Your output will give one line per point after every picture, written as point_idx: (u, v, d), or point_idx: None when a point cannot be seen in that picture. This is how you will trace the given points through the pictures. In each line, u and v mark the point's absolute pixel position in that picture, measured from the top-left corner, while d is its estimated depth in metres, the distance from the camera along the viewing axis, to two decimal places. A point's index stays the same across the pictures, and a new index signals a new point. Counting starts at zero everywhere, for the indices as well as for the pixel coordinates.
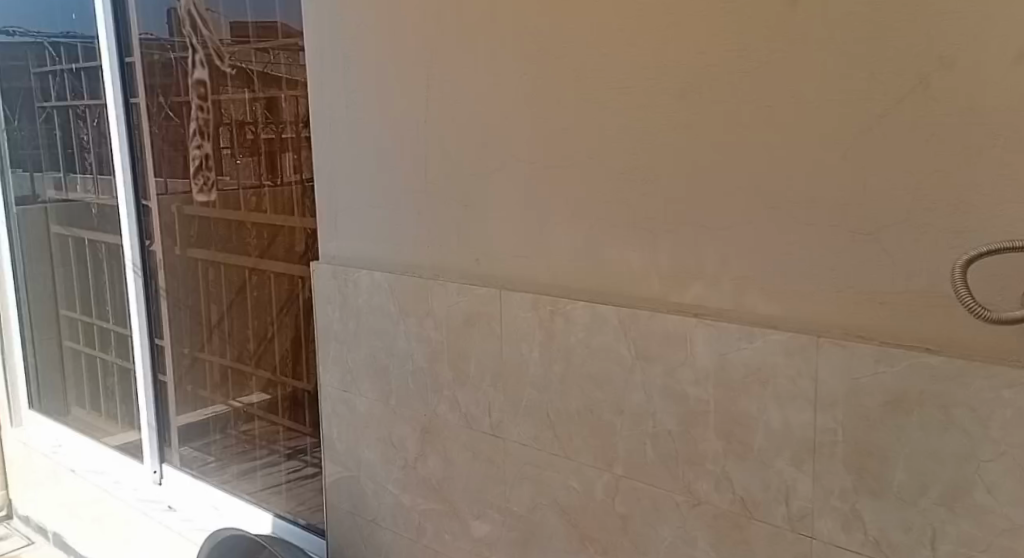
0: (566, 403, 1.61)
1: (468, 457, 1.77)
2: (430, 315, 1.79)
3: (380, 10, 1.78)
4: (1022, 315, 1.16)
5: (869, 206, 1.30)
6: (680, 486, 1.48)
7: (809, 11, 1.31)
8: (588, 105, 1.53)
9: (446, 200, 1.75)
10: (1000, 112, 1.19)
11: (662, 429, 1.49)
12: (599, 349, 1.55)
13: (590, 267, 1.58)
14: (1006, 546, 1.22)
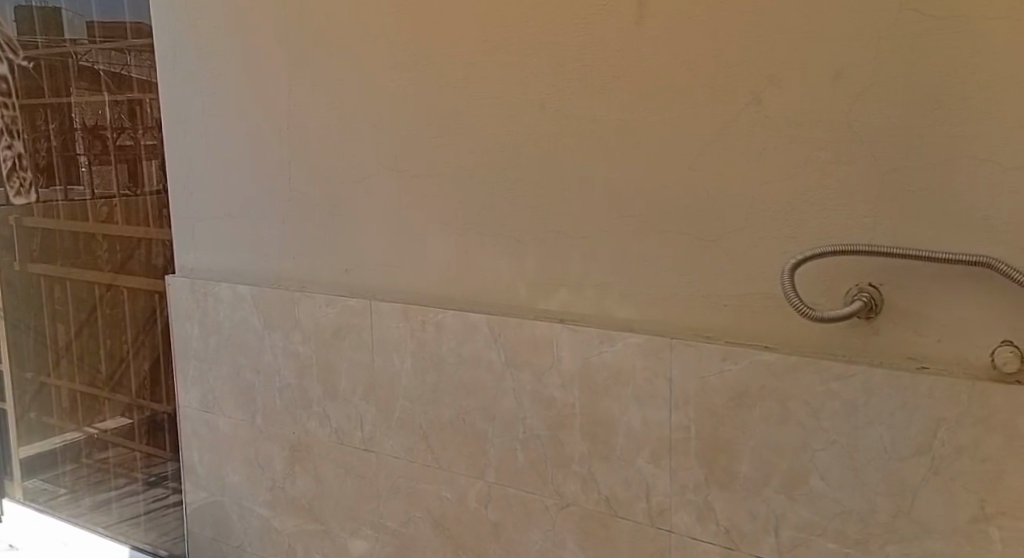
0: (437, 415, 1.65)
1: (341, 473, 1.80)
2: (297, 327, 1.82)
3: (232, 28, 1.82)
4: (844, 313, 1.26)
5: (713, 213, 1.36)
6: (550, 490, 1.53)
7: (654, 29, 1.37)
8: (454, 113, 1.56)
9: (313, 208, 1.77)
10: (822, 125, 1.27)
11: (531, 434, 1.54)
12: (470, 358, 1.59)
13: (459, 277, 1.61)
14: (839, 529, 1.31)
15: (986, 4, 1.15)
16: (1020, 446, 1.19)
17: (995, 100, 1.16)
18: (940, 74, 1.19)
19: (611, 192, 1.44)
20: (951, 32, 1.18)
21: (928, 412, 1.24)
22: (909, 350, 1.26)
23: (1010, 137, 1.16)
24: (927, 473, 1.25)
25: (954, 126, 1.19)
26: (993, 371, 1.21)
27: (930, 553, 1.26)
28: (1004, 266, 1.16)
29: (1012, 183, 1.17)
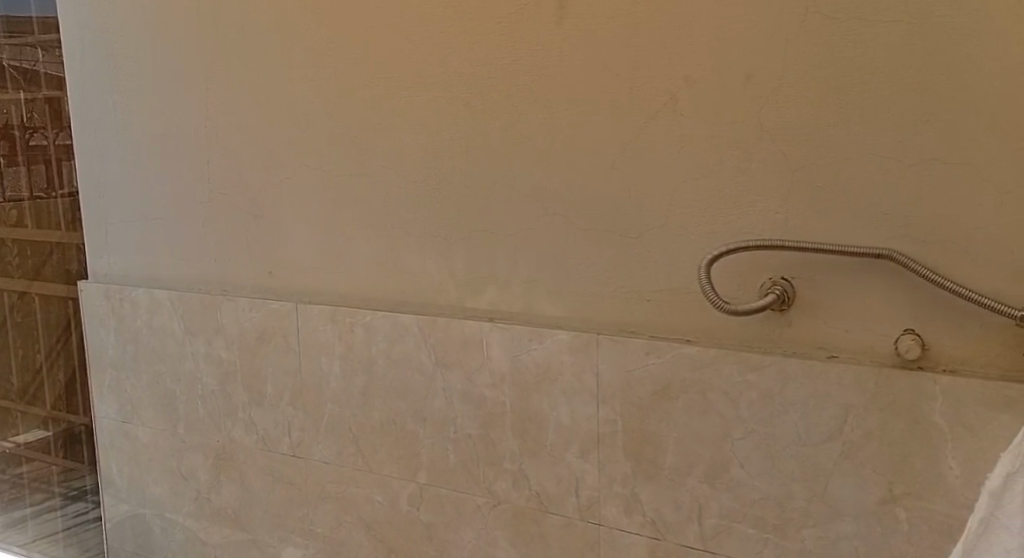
0: (367, 417, 1.63)
1: (269, 481, 1.77)
2: (219, 332, 1.77)
3: (141, 23, 1.76)
4: (754, 307, 1.30)
5: (636, 210, 1.39)
6: (482, 488, 1.54)
7: (574, 29, 1.38)
8: (377, 112, 1.55)
9: (233, 209, 1.73)
10: (737, 124, 1.31)
11: (462, 434, 1.54)
12: (399, 359, 1.58)
13: (387, 277, 1.59)
14: (759, 515, 1.36)
15: (885, 8, 1.21)
16: (923, 429, 1.25)
17: (895, 100, 1.22)
18: (846, 74, 1.24)
19: (538, 191, 1.45)
20: (855, 35, 1.23)
21: (840, 399, 1.29)
22: (820, 340, 1.31)
23: (909, 135, 1.22)
24: (839, 457, 1.30)
25: (859, 124, 1.24)
26: (898, 358, 1.26)
27: (843, 535, 1.31)
28: (906, 259, 1.22)
29: (912, 180, 1.23)
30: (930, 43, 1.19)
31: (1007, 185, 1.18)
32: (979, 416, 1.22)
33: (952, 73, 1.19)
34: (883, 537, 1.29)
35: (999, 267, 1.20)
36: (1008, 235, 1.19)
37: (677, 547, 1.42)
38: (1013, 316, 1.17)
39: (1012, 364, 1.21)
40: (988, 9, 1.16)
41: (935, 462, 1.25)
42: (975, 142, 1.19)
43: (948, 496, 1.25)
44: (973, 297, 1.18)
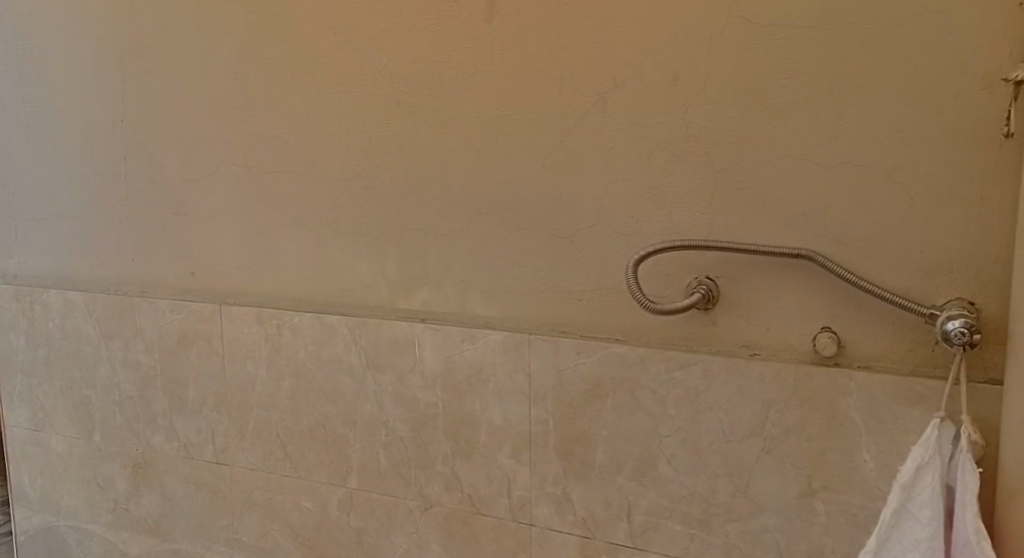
0: (295, 421, 1.60)
1: (192, 489, 1.71)
2: (138, 336, 1.70)
3: (51, 11, 1.68)
4: (679, 306, 1.31)
5: (566, 210, 1.39)
6: (413, 492, 1.52)
7: (504, 27, 1.37)
8: (304, 108, 1.51)
9: (152, 207, 1.66)
10: (663, 125, 1.32)
11: (394, 437, 1.52)
12: (328, 361, 1.55)
13: (316, 277, 1.56)
14: (686, 511, 1.37)
15: (804, 14, 1.23)
16: (840, 424, 1.28)
17: (812, 104, 1.25)
18: (766, 78, 1.26)
19: (469, 190, 1.43)
20: (775, 40, 1.25)
21: (761, 396, 1.31)
22: (743, 338, 1.33)
23: (825, 137, 1.25)
24: (760, 452, 1.32)
25: (778, 127, 1.27)
26: (816, 355, 1.29)
27: (766, 529, 1.34)
28: (823, 258, 1.25)
29: (829, 181, 1.26)
30: (845, 48, 1.22)
31: (917, 187, 1.22)
32: (891, 411, 1.25)
33: (866, 78, 1.22)
34: (803, 530, 1.32)
35: (910, 266, 1.24)
36: (918, 235, 1.23)
37: (608, 545, 1.42)
38: (921, 313, 1.22)
39: (921, 360, 1.24)
40: (899, 16, 1.20)
41: (850, 456, 1.28)
42: (886, 145, 1.23)
43: (862, 488, 1.28)
44: (884, 295, 1.22)
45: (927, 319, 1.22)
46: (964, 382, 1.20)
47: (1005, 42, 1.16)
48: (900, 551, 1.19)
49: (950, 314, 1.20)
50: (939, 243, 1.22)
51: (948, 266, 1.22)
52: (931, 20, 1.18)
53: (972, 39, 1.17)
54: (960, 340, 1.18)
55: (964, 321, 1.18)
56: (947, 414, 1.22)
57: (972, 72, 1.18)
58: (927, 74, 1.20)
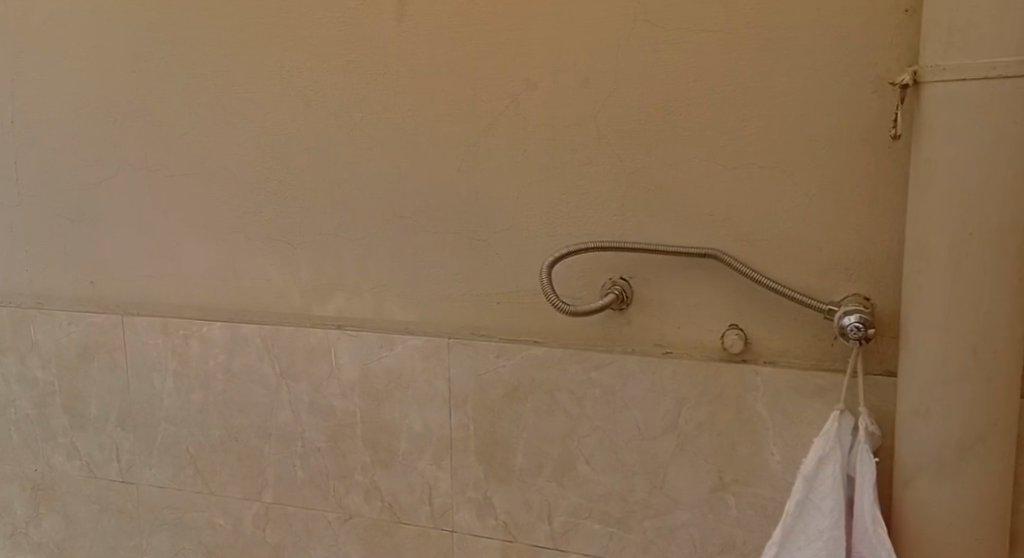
0: (206, 435, 1.55)
1: (96, 510, 1.65)
2: (33, 350, 1.63)
3: None
4: (595, 307, 1.31)
5: (482, 213, 1.38)
6: (332, 504, 1.50)
7: (415, 27, 1.36)
8: (209, 109, 1.47)
9: (46, 216, 1.59)
10: (574, 127, 1.33)
11: (310, 448, 1.50)
12: (240, 372, 1.51)
13: (224, 285, 1.52)
14: (605, 510, 1.38)
15: (707, 19, 1.26)
16: (748, 420, 1.31)
17: (715, 108, 1.27)
18: (672, 83, 1.28)
19: (383, 194, 1.41)
20: (679, 44, 1.27)
21: (674, 394, 1.33)
22: (655, 337, 1.35)
23: (729, 140, 1.28)
24: (675, 450, 1.34)
25: (685, 129, 1.29)
26: (724, 352, 1.32)
27: (681, 525, 1.35)
28: (728, 258, 1.27)
29: (734, 182, 1.28)
30: (745, 53, 1.25)
31: (815, 187, 1.25)
32: (795, 405, 1.29)
33: (766, 82, 1.25)
34: (716, 524, 1.34)
35: (809, 264, 1.27)
36: (816, 233, 1.26)
37: (528, 547, 1.42)
38: (820, 309, 1.24)
39: (823, 354, 1.28)
40: (797, 22, 1.23)
41: (758, 450, 1.31)
42: (786, 147, 1.26)
43: (771, 481, 1.31)
44: (787, 292, 1.25)
45: (826, 315, 1.25)
46: (861, 375, 1.23)
47: (895, 47, 1.20)
48: (803, 543, 1.21)
49: (846, 310, 1.23)
50: (835, 241, 1.26)
51: (843, 264, 1.26)
52: (827, 26, 1.22)
53: (865, 44, 1.21)
54: (856, 334, 1.21)
55: (859, 317, 1.21)
56: (846, 406, 1.26)
57: (863, 76, 1.21)
58: (823, 78, 1.23)
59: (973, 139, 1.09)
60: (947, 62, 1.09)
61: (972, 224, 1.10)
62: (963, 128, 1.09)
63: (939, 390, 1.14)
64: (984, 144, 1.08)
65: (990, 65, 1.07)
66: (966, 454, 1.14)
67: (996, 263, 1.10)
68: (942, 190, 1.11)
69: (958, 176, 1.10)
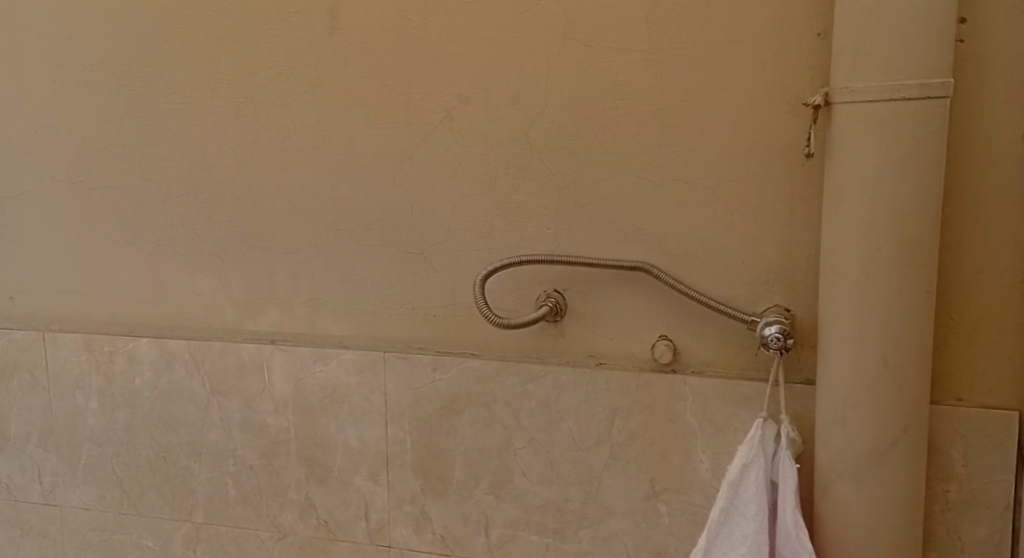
0: (132, 455, 1.55)
1: (16, 535, 1.64)
2: None
3: None
4: (530, 320, 1.31)
5: (417, 226, 1.39)
6: (266, 522, 1.50)
7: (347, 42, 1.37)
8: (138, 122, 1.47)
9: None
10: (504, 143, 1.34)
11: (242, 466, 1.50)
12: (167, 390, 1.51)
13: (151, 302, 1.52)
14: (540, 522, 1.39)
15: (631, 37, 1.28)
16: (678, 429, 1.32)
17: (642, 124, 1.29)
18: (600, 99, 1.30)
19: (316, 208, 1.42)
20: (604, 61, 1.29)
21: (607, 404, 1.34)
22: (589, 348, 1.36)
23: (656, 155, 1.29)
24: (608, 460, 1.35)
25: (615, 145, 1.31)
26: (655, 361, 1.33)
27: (614, 533, 1.37)
28: (657, 270, 1.29)
29: (662, 196, 1.30)
30: (669, 70, 1.27)
31: (737, 203, 1.28)
32: (723, 413, 1.31)
33: (690, 99, 1.27)
34: (649, 533, 1.35)
35: (734, 275, 1.29)
36: (740, 246, 1.29)
37: None
38: (745, 320, 1.27)
39: (748, 364, 1.30)
40: (719, 42, 1.25)
41: (687, 458, 1.33)
42: (709, 162, 1.28)
43: (701, 488, 1.33)
44: (713, 304, 1.27)
45: (749, 325, 1.27)
46: (784, 384, 1.26)
47: (807, 69, 1.23)
48: (728, 547, 1.23)
49: (768, 320, 1.25)
50: (756, 255, 1.28)
51: (767, 275, 1.28)
52: (747, 45, 1.24)
53: (783, 64, 1.23)
54: (776, 344, 1.23)
55: (780, 327, 1.23)
56: (769, 414, 1.28)
57: (778, 95, 1.24)
58: (744, 97, 1.25)
59: (880, 156, 1.13)
60: (855, 84, 1.14)
61: (880, 237, 1.15)
62: (876, 143, 1.13)
63: (852, 396, 1.19)
64: (890, 162, 1.13)
65: (893, 87, 1.11)
66: (881, 458, 1.18)
67: (904, 276, 1.14)
68: (851, 204, 1.16)
69: (867, 191, 1.14)
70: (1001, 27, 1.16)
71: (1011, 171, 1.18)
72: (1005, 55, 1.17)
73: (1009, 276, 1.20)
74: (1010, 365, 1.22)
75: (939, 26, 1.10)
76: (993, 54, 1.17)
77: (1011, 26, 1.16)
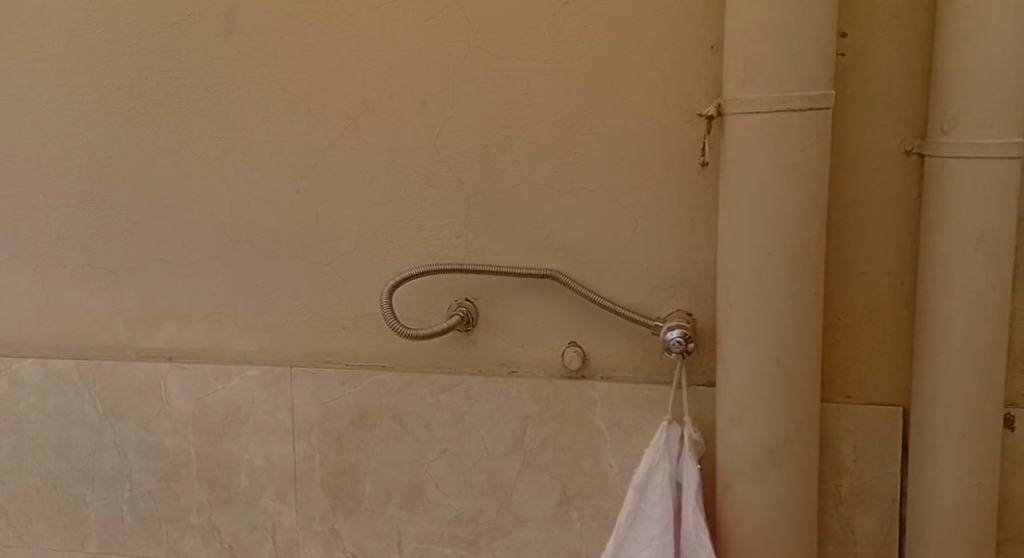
0: (20, 483, 1.47)
1: None
2: None
3: None
4: (438, 330, 1.29)
5: (321, 236, 1.35)
6: (167, 549, 1.45)
7: (243, 47, 1.33)
8: (21, 131, 1.40)
9: None
10: (410, 151, 1.32)
11: (139, 491, 1.44)
12: (55, 412, 1.44)
13: (37, 321, 1.45)
14: (453, 533, 1.37)
15: (534, 45, 1.27)
16: (589, 434, 1.32)
17: (547, 132, 1.29)
18: (505, 108, 1.29)
19: (215, 219, 1.37)
20: (508, 69, 1.28)
21: (519, 412, 1.33)
22: (500, 357, 1.35)
23: (562, 164, 1.29)
24: (521, 468, 1.34)
25: (521, 155, 1.30)
26: (564, 368, 1.33)
27: (527, 542, 1.36)
28: (565, 277, 1.28)
29: (567, 205, 1.30)
30: (572, 79, 1.27)
31: (640, 210, 1.28)
32: (632, 417, 1.31)
33: (593, 109, 1.27)
34: (562, 539, 1.35)
35: (640, 281, 1.30)
36: (646, 252, 1.29)
37: None
38: (651, 325, 1.28)
39: (654, 368, 1.31)
40: (621, 52, 1.26)
41: (598, 463, 1.33)
42: (613, 170, 1.28)
43: (612, 493, 1.33)
44: (620, 310, 1.27)
45: (654, 329, 1.28)
46: (687, 387, 1.27)
47: (706, 76, 1.24)
48: (635, 551, 1.24)
49: (671, 324, 1.26)
50: (660, 260, 1.29)
51: (672, 280, 1.30)
52: (647, 56, 1.25)
53: (684, 72, 1.25)
54: (679, 348, 1.24)
55: (681, 331, 1.24)
56: (674, 417, 1.30)
57: (676, 104, 1.26)
58: (646, 104, 1.26)
59: (770, 164, 1.16)
60: (746, 95, 1.16)
61: (779, 240, 1.17)
62: (774, 150, 1.16)
63: (751, 397, 1.21)
64: (780, 170, 1.16)
65: (780, 99, 1.14)
66: (776, 456, 1.21)
67: (797, 279, 1.18)
68: (746, 211, 1.18)
69: (759, 198, 1.17)
70: (880, 41, 1.21)
71: (892, 178, 1.23)
72: (884, 68, 1.21)
73: (891, 279, 1.25)
74: (894, 363, 1.27)
75: (823, 39, 1.14)
76: (876, 65, 1.21)
77: (888, 40, 1.21)
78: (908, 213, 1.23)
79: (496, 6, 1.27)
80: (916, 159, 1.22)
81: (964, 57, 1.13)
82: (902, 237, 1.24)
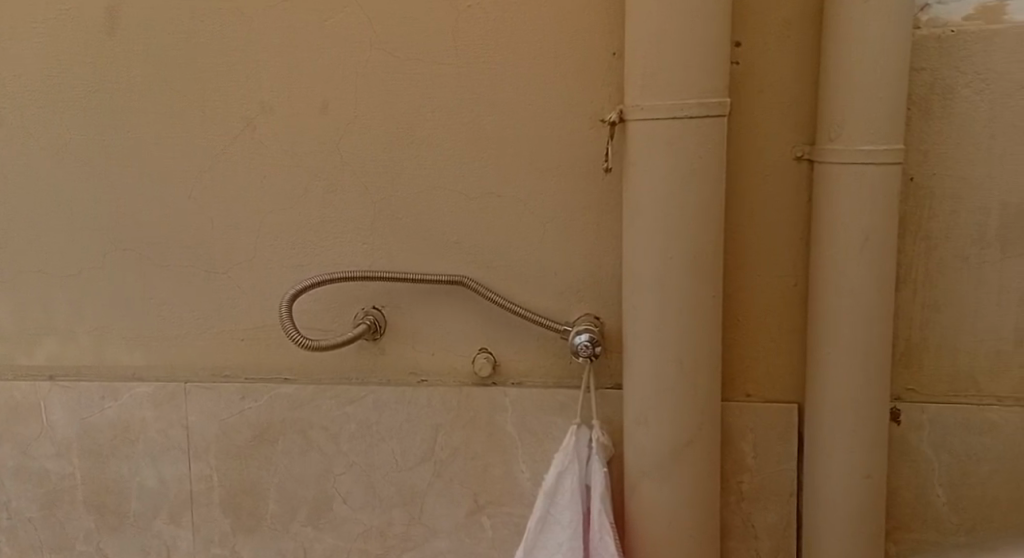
0: None
1: None
2: None
3: None
4: (338, 341, 1.24)
5: (217, 244, 1.29)
6: None
7: (127, 45, 1.25)
8: None
9: None
10: (310, 155, 1.27)
11: (19, 519, 1.35)
12: None
13: None
14: (362, 548, 1.32)
15: (437, 47, 1.24)
16: (499, 442, 1.29)
17: (451, 135, 1.26)
18: (408, 110, 1.25)
19: (99, 228, 1.29)
20: (410, 71, 1.25)
21: (429, 421, 1.29)
22: (410, 366, 1.30)
23: (468, 167, 1.26)
24: (432, 478, 1.30)
25: (427, 158, 1.26)
26: (474, 375, 1.30)
27: (439, 553, 1.32)
28: (474, 283, 1.25)
29: (474, 209, 1.27)
30: (474, 82, 1.24)
31: (548, 214, 1.26)
32: (543, 423, 1.29)
33: (497, 112, 1.25)
34: (474, 549, 1.32)
35: (547, 286, 1.28)
36: (553, 255, 1.27)
37: None
38: (559, 330, 1.26)
39: (563, 372, 1.29)
40: (526, 55, 1.23)
41: (509, 470, 1.30)
42: (519, 174, 1.26)
43: (523, 500, 1.30)
44: (529, 316, 1.25)
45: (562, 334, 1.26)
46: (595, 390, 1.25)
47: (611, 78, 1.23)
48: None
49: (579, 328, 1.24)
50: (568, 263, 1.27)
51: (580, 284, 1.28)
52: (551, 59, 1.23)
53: (589, 74, 1.23)
54: (587, 352, 1.22)
55: (589, 335, 1.23)
56: (583, 420, 1.28)
57: (581, 106, 1.24)
58: (551, 107, 1.24)
59: (673, 167, 1.16)
60: (650, 97, 1.15)
61: (684, 243, 1.17)
62: (677, 153, 1.15)
63: (659, 399, 1.20)
64: (680, 173, 1.16)
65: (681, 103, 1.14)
66: (684, 459, 1.21)
67: (700, 281, 1.18)
68: (650, 214, 1.17)
69: (661, 201, 1.17)
70: (773, 48, 1.22)
71: (784, 184, 1.25)
72: (777, 75, 1.23)
73: (783, 283, 1.27)
74: (791, 365, 1.28)
75: (721, 43, 1.14)
76: (769, 70, 1.23)
77: (779, 48, 1.22)
78: (800, 217, 1.25)
79: (397, 6, 1.23)
80: (806, 164, 1.24)
81: (855, 62, 1.15)
82: (795, 242, 1.26)
